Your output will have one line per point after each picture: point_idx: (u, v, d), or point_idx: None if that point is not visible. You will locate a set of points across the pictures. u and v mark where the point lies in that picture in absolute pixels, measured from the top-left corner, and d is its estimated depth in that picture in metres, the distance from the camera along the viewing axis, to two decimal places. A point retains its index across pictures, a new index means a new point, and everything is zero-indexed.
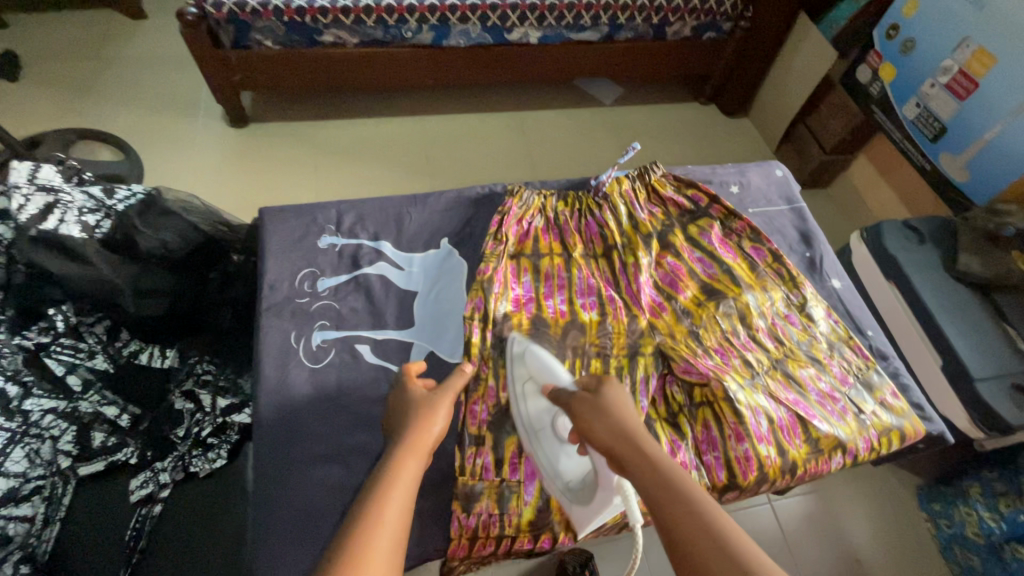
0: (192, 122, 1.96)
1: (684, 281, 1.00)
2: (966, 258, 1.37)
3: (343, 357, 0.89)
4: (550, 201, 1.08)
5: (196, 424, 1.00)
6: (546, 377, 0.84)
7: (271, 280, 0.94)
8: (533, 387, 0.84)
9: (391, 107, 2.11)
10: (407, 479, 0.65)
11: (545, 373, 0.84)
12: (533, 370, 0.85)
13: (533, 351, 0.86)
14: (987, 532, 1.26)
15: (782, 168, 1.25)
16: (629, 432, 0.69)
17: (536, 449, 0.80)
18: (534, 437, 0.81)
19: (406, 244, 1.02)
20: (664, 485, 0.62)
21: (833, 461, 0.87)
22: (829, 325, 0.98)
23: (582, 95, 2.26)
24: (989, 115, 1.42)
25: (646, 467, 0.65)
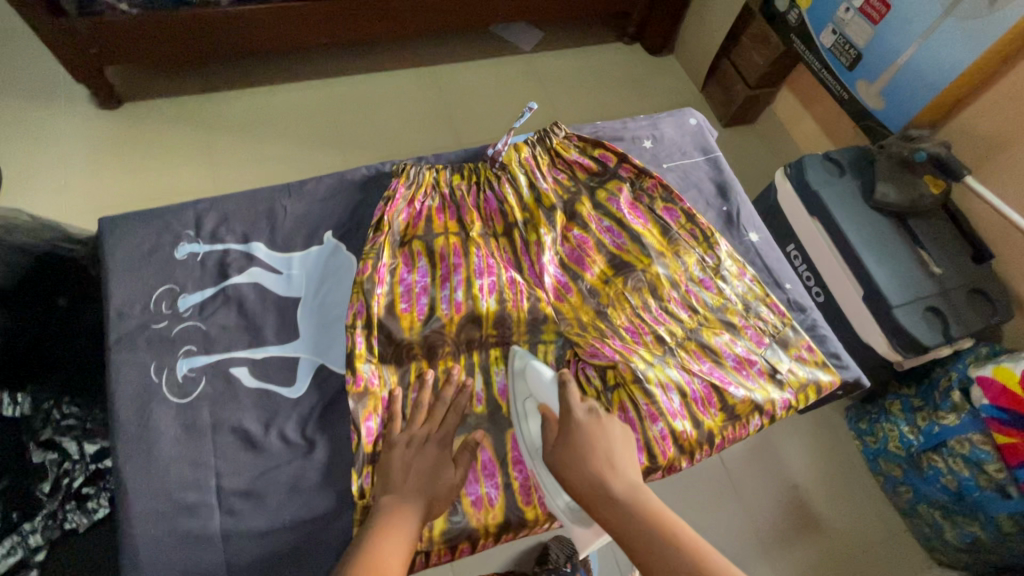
0: (52, 108, 1.68)
1: (592, 254, 0.94)
2: (882, 187, 1.36)
3: (216, 386, 0.78)
4: (443, 174, 0.97)
5: (65, 475, 0.88)
6: (544, 395, 0.81)
7: (118, 306, 0.80)
8: (533, 405, 0.83)
9: (288, 71, 1.88)
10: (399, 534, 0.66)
11: (544, 392, 0.81)
12: (535, 391, 0.82)
13: (535, 368, 0.83)
14: (908, 446, 1.33)
15: (696, 116, 1.18)
16: (603, 482, 0.70)
17: (538, 473, 0.79)
18: (536, 463, 0.79)
19: (281, 243, 0.89)
20: (646, 538, 0.65)
21: (751, 425, 0.86)
22: (745, 285, 0.95)
23: (500, 42, 2.09)
24: (901, 40, 1.38)
25: (588, 484, 0.71)
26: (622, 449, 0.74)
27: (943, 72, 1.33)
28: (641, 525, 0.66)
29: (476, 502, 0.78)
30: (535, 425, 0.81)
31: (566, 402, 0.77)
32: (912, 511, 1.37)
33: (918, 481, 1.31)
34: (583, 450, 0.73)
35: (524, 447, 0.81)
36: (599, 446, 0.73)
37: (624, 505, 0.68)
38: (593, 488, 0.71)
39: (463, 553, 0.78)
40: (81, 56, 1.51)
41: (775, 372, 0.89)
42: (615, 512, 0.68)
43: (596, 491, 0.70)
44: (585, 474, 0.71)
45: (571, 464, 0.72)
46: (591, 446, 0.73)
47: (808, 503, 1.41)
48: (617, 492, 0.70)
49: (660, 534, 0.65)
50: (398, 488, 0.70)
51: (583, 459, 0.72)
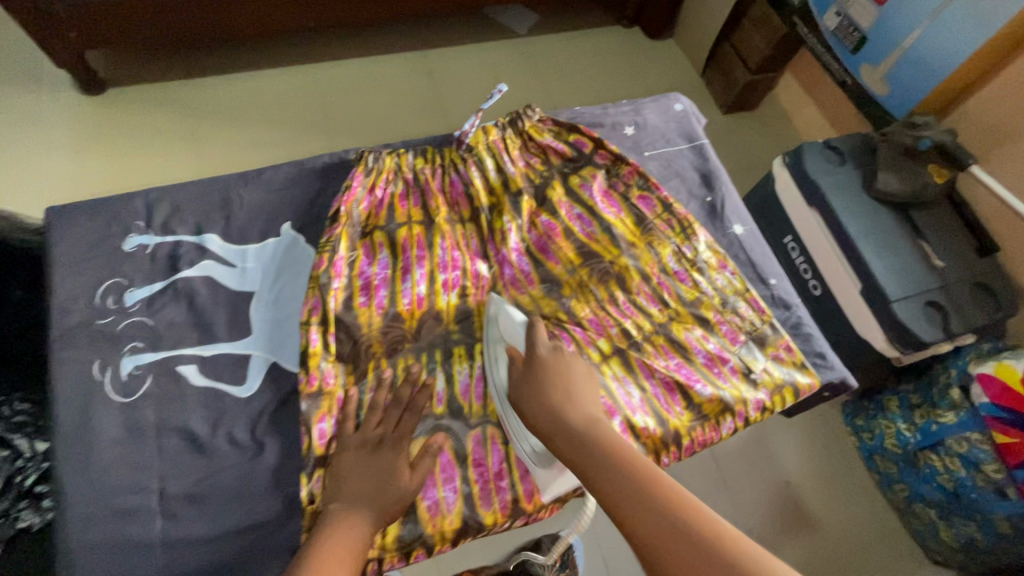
0: (30, 93, 1.64)
1: (560, 242, 0.91)
2: (883, 176, 1.30)
3: (162, 385, 0.74)
4: (406, 159, 0.94)
5: (17, 474, 0.84)
6: (513, 337, 0.80)
7: (60, 301, 0.76)
8: (504, 347, 0.81)
9: (273, 55, 1.82)
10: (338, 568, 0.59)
11: (511, 332, 0.80)
12: (504, 331, 0.81)
13: (505, 310, 0.82)
14: (903, 442, 1.27)
15: (682, 101, 1.12)
16: (557, 409, 0.69)
17: (505, 415, 0.78)
18: (503, 404, 0.79)
19: (236, 235, 0.85)
20: (594, 461, 0.62)
21: (722, 428, 0.83)
22: (725, 278, 0.91)
23: (493, 25, 2.02)
24: (908, 21, 1.31)
25: (541, 412, 0.69)
26: (582, 383, 0.72)
27: (949, 56, 1.26)
28: (592, 452, 0.63)
29: (433, 507, 0.75)
30: (502, 365, 0.81)
31: (531, 340, 0.76)
32: (907, 509, 1.32)
33: (913, 480, 1.27)
34: (543, 383, 0.71)
35: (494, 387, 0.81)
36: (558, 377, 0.72)
37: (574, 433, 0.66)
38: (550, 418, 0.68)
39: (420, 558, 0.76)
40: (58, 40, 1.46)
41: (749, 371, 0.86)
42: (570, 442, 0.65)
43: (547, 419, 0.68)
44: (542, 405, 0.69)
45: (530, 396, 0.71)
46: (548, 379, 0.72)
47: (799, 499, 1.37)
48: (572, 422, 0.67)
49: (604, 454, 0.62)
50: (349, 496, 0.67)
51: (540, 389, 0.71)
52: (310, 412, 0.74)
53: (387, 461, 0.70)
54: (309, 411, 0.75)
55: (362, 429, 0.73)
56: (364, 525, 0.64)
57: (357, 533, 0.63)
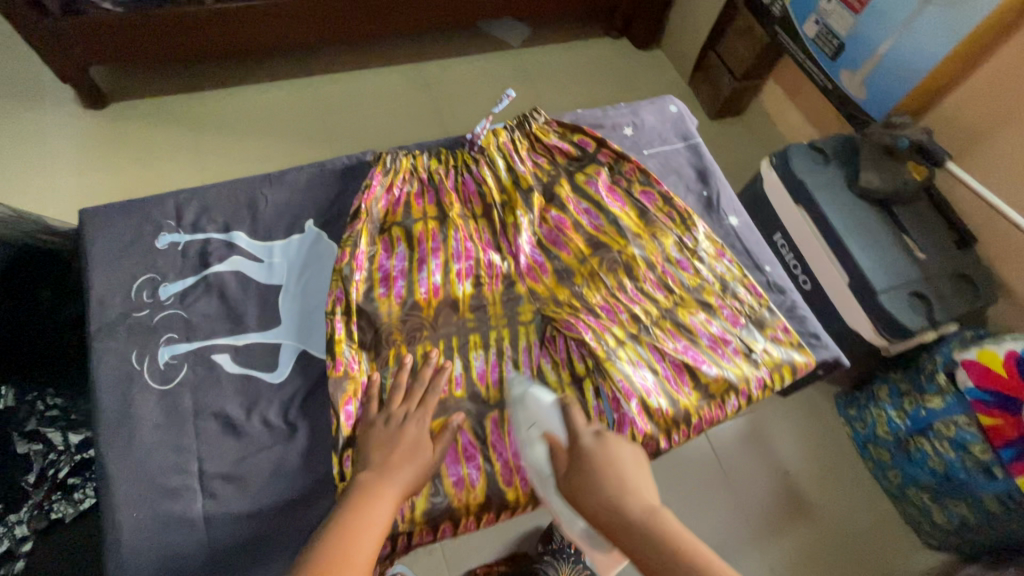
0: (38, 109, 1.68)
1: (570, 235, 0.97)
2: (865, 174, 1.37)
3: (198, 373, 0.78)
4: (421, 160, 0.99)
5: (50, 466, 0.88)
6: (549, 423, 0.80)
7: (99, 295, 0.80)
8: (538, 433, 0.80)
9: (275, 69, 1.88)
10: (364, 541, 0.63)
11: (547, 418, 0.80)
12: (539, 416, 0.80)
13: (535, 395, 0.83)
14: (894, 429, 1.35)
15: (676, 103, 1.19)
16: (615, 503, 0.68)
17: (551, 502, 0.77)
18: (548, 492, 0.78)
19: (263, 232, 0.90)
20: (667, 563, 0.61)
21: (728, 405, 0.89)
22: (723, 266, 0.97)
23: (487, 38, 2.10)
24: (883, 28, 1.39)
25: (599, 505, 0.68)
26: (634, 471, 0.72)
27: (923, 59, 1.34)
28: (664, 553, 0.62)
29: (458, 482, 0.80)
30: (538, 449, 0.79)
31: (573, 428, 0.76)
32: (902, 494, 1.38)
33: (907, 464, 1.33)
34: (593, 477, 0.70)
35: (533, 473, 0.79)
36: (609, 469, 0.71)
37: (640, 531, 0.65)
38: (609, 513, 0.67)
39: (446, 531, 0.80)
40: (67, 56, 1.50)
41: (750, 351, 0.92)
42: (640, 542, 0.64)
43: (607, 516, 0.67)
44: (598, 499, 0.68)
45: (584, 490, 0.70)
46: (600, 473, 0.70)
47: (796, 485, 1.42)
48: (632, 517, 0.66)
49: (676, 556, 0.61)
50: (375, 464, 0.71)
51: (593, 483, 0.70)
52: (336, 387, 0.78)
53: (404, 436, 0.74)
54: (335, 387, 0.78)
55: (386, 407, 0.77)
56: (388, 498, 0.67)
57: (381, 505, 0.66)
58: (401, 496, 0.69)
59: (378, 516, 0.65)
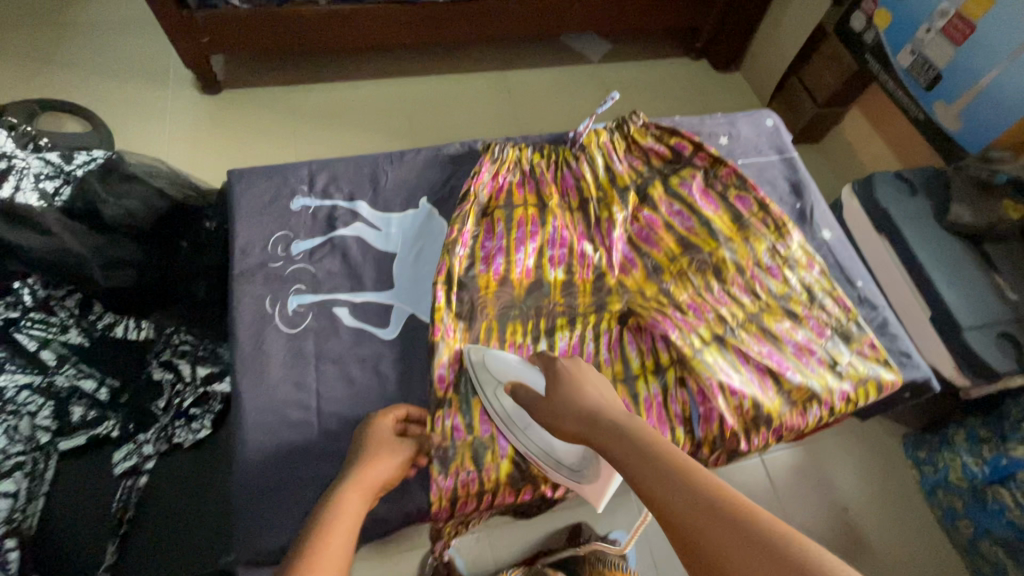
0: (163, 89, 1.88)
1: (661, 234, 1.00)
2: (957, 209, 1.35)
3: (321, 322, 0.87)
4: (525, 152, 1.04)
5: (177, 395, 0.99)
6: (512, 373, 0.82)
7: (242, 245, 0.90)
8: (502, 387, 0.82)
9: (369, 68, 2.02)
10: (347, 528, 0.63)
11: (502, 369, 0.81)
12: (495, 372, 0.82)
13: (494, 354, 0.83)
14: (970, 476, 1.29)
15: (773, 117, 1.21)
16: (591, 411, 0.72)
17: (522, 441, 0.80)
18: (517, 429, 0.80)
19: (382, 203, 0.98)
20: (632, 452, 0.63)
21: (809, 414, 0.89)
22: (813, 276, 0.98)
23: (568, 51, 2.17)
24: (986, 60, 1.37)
25: (572, 417, 0.72)
26: (608, 394, 0.77)
27: None
28: (627, 441, 0.65)
29: None
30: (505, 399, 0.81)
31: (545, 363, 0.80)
32: (972, 549, 1.31)
33: (982, 515, 1.27)
34: (572, 391, 0.75)
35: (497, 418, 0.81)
36: (585, 387, 0.76)
37: (610, 426, 0.68)
38: (585, 420, 0.71)
39: (526, 496, 0.84)
40: (195, 44, 1.68)
41: (835, 363, 0.92)
42: (608, 435, 0.68)
43: (575, 424, 0.72)
44: (576, 408, 0.73)
45: (562, 407, 0.74)
46: (581, 387, 0.76)
47: (855, 526, 1.37)
48: (605, 419, 0.70)
49: (638, 444, 0.64)
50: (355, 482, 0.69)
51: (573, 395, 0.75)
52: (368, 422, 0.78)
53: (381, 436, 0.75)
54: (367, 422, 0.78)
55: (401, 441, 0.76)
56: (353, 512, 0.65)
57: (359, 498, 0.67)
58: (360, 508, 0.66)
59: (347, 533, 0.62)
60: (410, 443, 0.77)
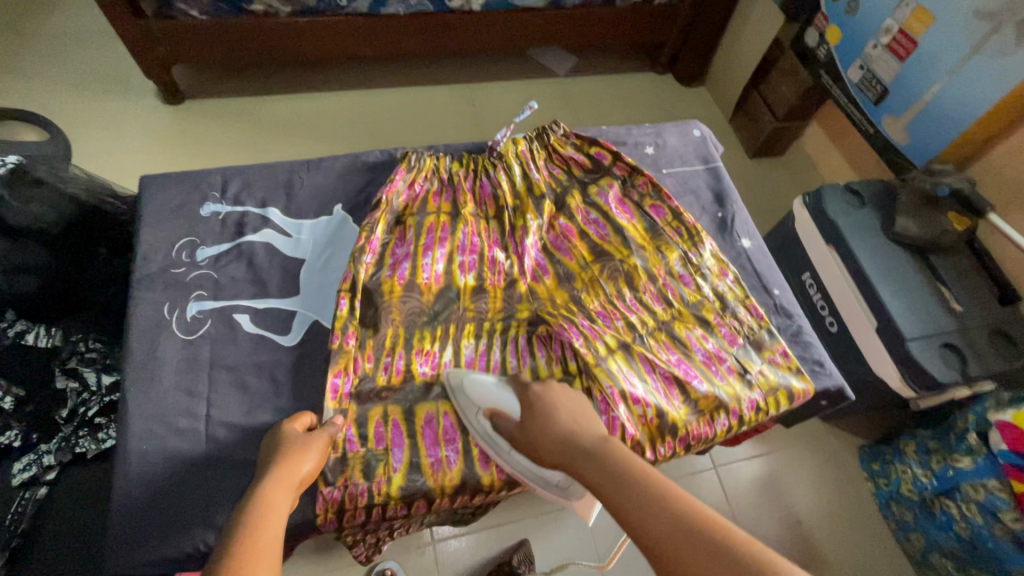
0: (124, 99, 1.87)
1: (574, 242, 0.99)
2: (902, 221, 1.34)
3: (219, 328, 0.86)
4: (443, 162, 1.04)
5: (82, 404, 0.97)
6: (490, 401, 0.81)
7: (145, 251, 0.89)
8: (484, 414, 0.81)
9: (336, 81, 2.03)
10: (276, 522, 0.59)
11: (484, 395, 0.81)
12: (478, 398, 0.82)
13: (470, 378, 0.83)
14: (920, 488, 1.29)
15: (701, 127, 1.22)
16: (566, 438, 0.72)
17: (512, 464, 0.79)
18: (504, 453, 0.80)
19: (295, 210, 0.98)
20: (606, 474, 0.65)
21: (717, 423, 0.88)
22: (726, 285, 0.97)
23: (536, 66, 2.20)
24: (928, 75, 1.38)
25: (551, 443, 0.73)
26: (584, 414, 0.77)
27: (971, 109, 1.32)
28: (603, 468, 0.66)
29: (435, 463, 0.80)
30: (488, 426, 0.81)
31: (515, 388, 0.82)
32: (924, 560, 1.32)
33: (931, 527, 1.27)
34: (547, 417, 0.76)
35: (485, 447, 0.81)
36: (561, 412, 0.76)
37: (586, 451, 0.69)
38: (560, 446, 0.72)
39: (420, 508, 0.80)
40: (154, 54, 1.68)
41: (745, 371, 0.91)
42: (581, 460, 0.68)
43: (552, 451, 0.73)
44: (551, 435, 0.74)
45: (538, 434, 0.75)
46: (552, 411, 0.76)
47: (809, 537, 1.34)
48: (582, 444, 0.70)
49: (611, 468, 0.65)
50: (276, 482, 0.64)
51: (547, 423, 0.75)
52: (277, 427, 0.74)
53: (291, 439, 0.72)
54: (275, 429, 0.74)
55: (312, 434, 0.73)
56: (280, 513, 0.61)
57: (295, 485, 0.65)
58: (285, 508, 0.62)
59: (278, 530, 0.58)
60: (325, 431, 0.74)
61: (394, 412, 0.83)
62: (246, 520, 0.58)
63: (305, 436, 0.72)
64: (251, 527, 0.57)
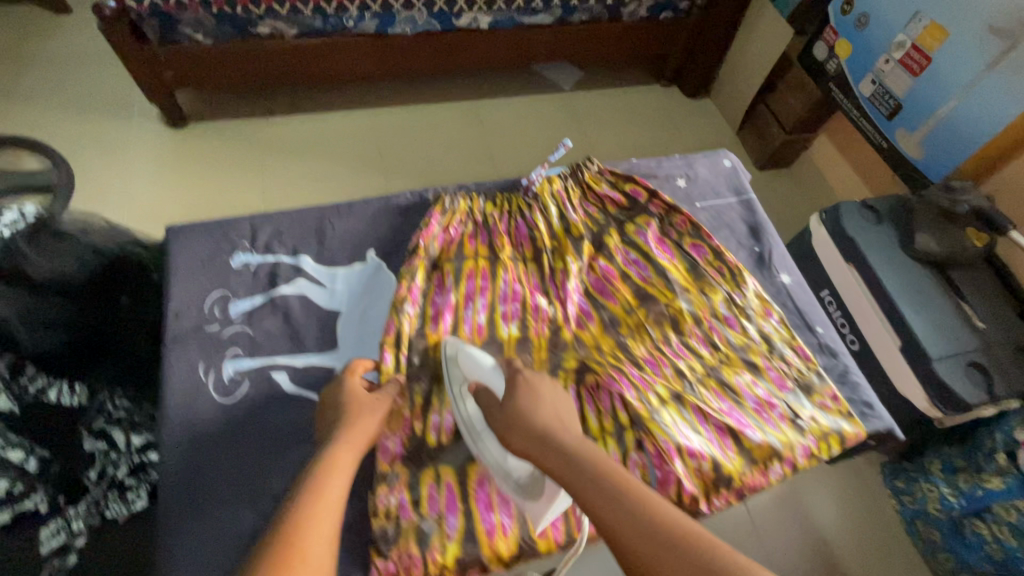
0: (127, 124, 1.83)
1: (617, 285, 0.98)
2: (922, 238, 1.33)
3: (259, 389, 0.82)
4: (477, 202, 1.03)
5: (111, 464, 0.93)
6: (479, 377, 0.83)
7: (176, 307, 0.86)
8: (468, 387, 0.83)
9: (341, 101, 1.99)
10: (338, 486, 0.65)
11: (474, 368, 0.83)
12: (467, 369, 0.83)
13: (468, 350, 0.84)
14: (948, 508, 1.24)
15: (731, 157, 1.20)
16: (545, 432, 0.73)
17: (481, 449, 0.79)
18: (476, 435, 0.80)
19: (327, 258, 0.95)
20: (584, 475, 0.67)
21: (771, 472, 0.85)
22: (771, 326, 0.96)
23: (541, 81, 2.17)
24: (943, 90, 1.36)
25: (527, 434, 0.74)
26: (565, 411, 0.78)
27: (990, 124, 1.30)
28: (582, 469, 0.68)
29: (490, 531, 0.76)
30: (469, 403, 0.82)
31: (508, 370, 0.81)
32: None
33: (962, 548, 1.23)
34: (527, 406, 0.76)
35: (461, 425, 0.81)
36: (543, 405, 0.77)
37: (565, 449, 0.71)
38: (536, 438, 0.73)
39: None
40: (157, 79, 1.64)
41: (796, 417, 0.89)
42: (559, 457, 0.70)
43: (526, 438, 0.73)
44: (528, 426, 0.74)
45: (515, 423, 0.75)
46: (535, 403, 0.77)
47: (836, 559, 1.29)
48: (561, 440, 0.72)
49: (590, 470, 0.68)
50: (342, 443, 0.71)
51: (527, 413, 0.75)
52: (338, 384, 0.79)
53: (356, 395, 0.78)
54: (336, 383, 0.80)
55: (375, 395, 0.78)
56: (341, 479, 0.66)
57: (335, 479, 0.66)
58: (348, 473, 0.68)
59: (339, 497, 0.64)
60: (386, 392, 0.79)
61: (447, 474, 0.80)
62: (307, 487, 0.64)
63: (369, 395, 0.78)
64: (313, 496, 0.63)
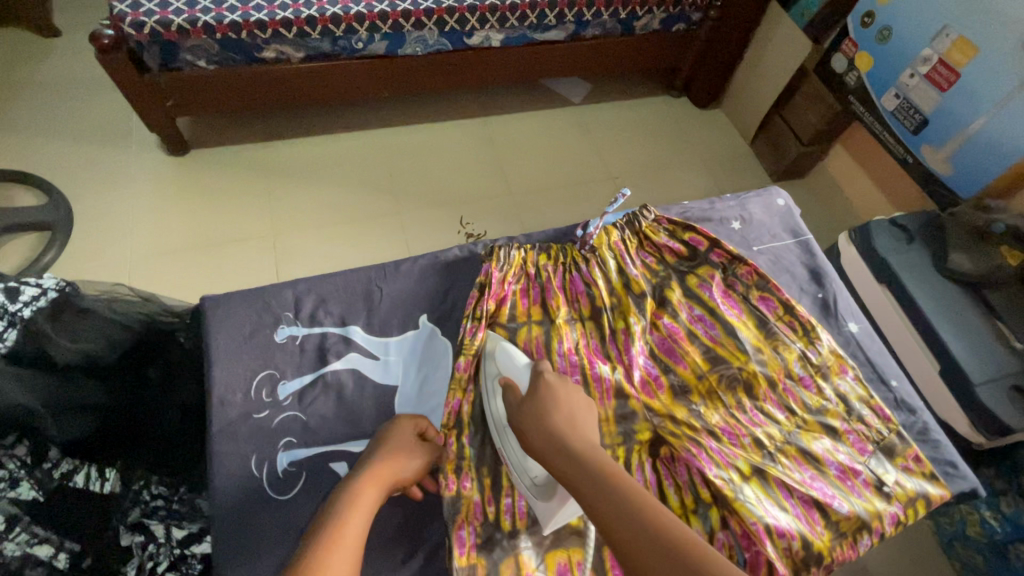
0: (123, 153, 1.65)
1: (685, 346, 0.92)
2: (957, 257, 1.23)
3: (317, 483, 0.76)
4: (530, 256, 0.97)
5: (149, 559, 0.82)
6: (512, 373, 0.80)
7: (221, 393, 0.79)
8: (499, 381, 0.81)
9: (341, 124, 1.81)
10: (357, 519, 0.63)
11: (510, 365, 0.80)
12: (501, 365, 0.81)
13: (505, 347, 0.83)
14: (990, 532, 1.10)
15: (784, 196, 1.16)
16: (557, 432, 0.68)
17: (504, 446, 0.77)
18: (501, 434, 0.78)
19: (378, 326, 0.88)
20: (592, 479, 0.62)
21: (860, 544, 0.78)
22: (848, 384, 0.91)
23: (548, 94, 2.01)
24: (975, 106, 1.29)
25: (541, 433, 0.69)
26: (582, 414, 0.72)
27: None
28: (590, 469, 0.63)
29: None
30: (498, 400, 0.80)
31: (538, 368, 0.77)
32: None
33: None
34: (543, 403, 0.72)
35: (491, 420, 0.80)
36: (561, 405, 0.72)
37: (576, 454, 0.65)
38: (549, 437, 0.68)
39: None
40: (156, 107, 1.48)
41: (881, 484, 0.83)
42: (568, 460, 0.65)
43: (539, 434, 0.69)
44: (541, 426, 0.69)
45: (530, 420, 0.70)
46: (552, 403, 0.72)
47: None
48: (571, 443, 0.67)
49: (600, 472, 0.62)
50: (367, 473, 0.69)
51: (542, 412, 0.71)
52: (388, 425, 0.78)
53: (404, 439, 0.76)
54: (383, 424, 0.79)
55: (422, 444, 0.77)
56: (362, 515, 0.64)
57: (354, 516, 0.63)
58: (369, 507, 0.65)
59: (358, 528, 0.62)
60: (430, 448, 0.77)
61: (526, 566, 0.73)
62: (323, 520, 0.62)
63: (415, 442, 0.76)
64: (330, 530, 0.61)
